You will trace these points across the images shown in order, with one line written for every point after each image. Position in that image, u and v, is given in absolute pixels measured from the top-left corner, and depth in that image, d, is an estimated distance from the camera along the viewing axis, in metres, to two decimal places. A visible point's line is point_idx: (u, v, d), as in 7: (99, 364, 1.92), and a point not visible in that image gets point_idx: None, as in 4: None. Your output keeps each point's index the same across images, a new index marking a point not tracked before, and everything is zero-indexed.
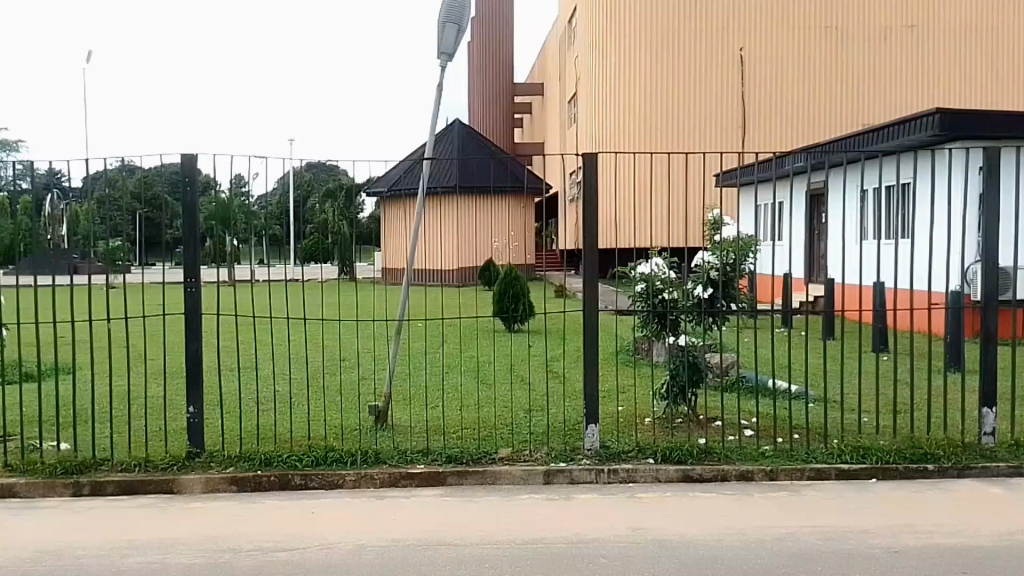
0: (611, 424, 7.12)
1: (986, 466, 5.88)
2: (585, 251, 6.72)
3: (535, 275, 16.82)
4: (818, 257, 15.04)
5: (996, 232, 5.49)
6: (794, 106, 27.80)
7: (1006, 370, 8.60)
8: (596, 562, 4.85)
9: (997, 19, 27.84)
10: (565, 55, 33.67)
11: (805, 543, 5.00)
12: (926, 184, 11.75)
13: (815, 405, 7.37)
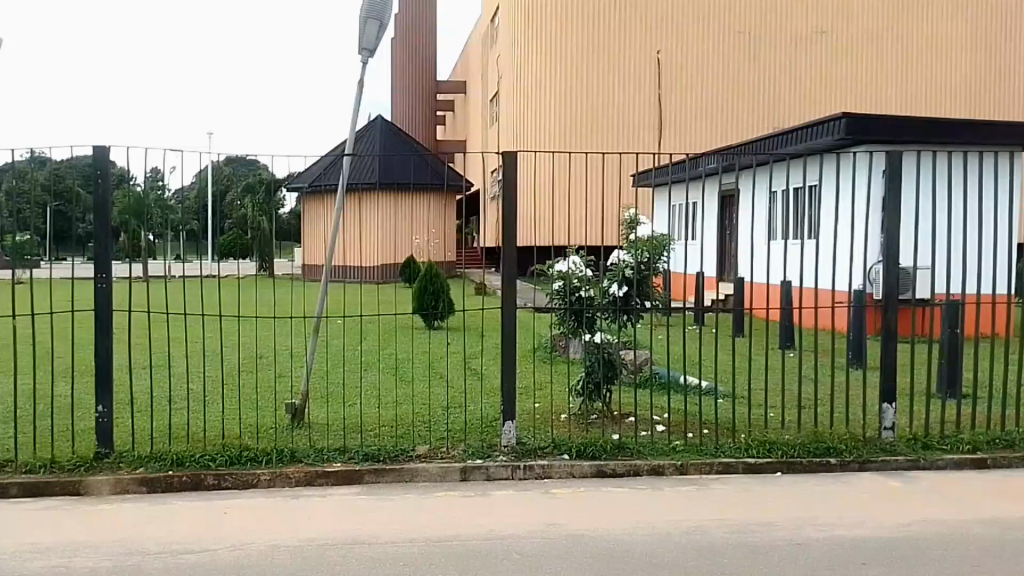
0: (528, 421, 7.16)
1: (884, 460, 6.08)
2: (505, 245, 6.37)
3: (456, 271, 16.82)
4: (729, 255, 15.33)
5: (895, 232, 5.58)
6: (710, 105, 28.58)
7: (905, 367, 9.01)
8: (509, 558, 4.82)
9: (907, 23, 29.09)
10: (487, 53, 33.71)
11: (715, 536, 5.08)
12: (829, 187, 12.14)
13: (723, 401, 7.55)
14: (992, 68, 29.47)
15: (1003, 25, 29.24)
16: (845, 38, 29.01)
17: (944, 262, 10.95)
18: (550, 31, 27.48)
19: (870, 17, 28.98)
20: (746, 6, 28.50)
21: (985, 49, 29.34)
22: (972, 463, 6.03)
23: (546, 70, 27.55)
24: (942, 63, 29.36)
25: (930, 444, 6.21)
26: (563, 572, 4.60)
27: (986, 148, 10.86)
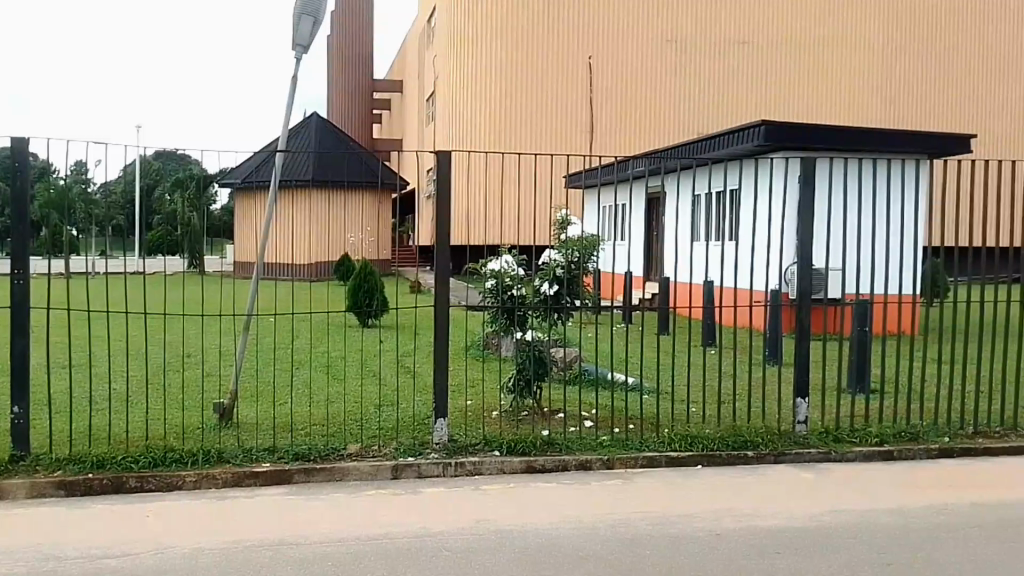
0: (460, 418, 7.23)
1: (799, 452, 6.33)
2: (438, 244, 6.38)
3: (390, 271, 16.83)
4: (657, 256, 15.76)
5: (809, 234, 5.81)
6: (642, 110, 29.16)
7: (817, 364, 9.45)
8: (437, 555, 4.86)
9: (829, 35, 30.14)
10: (423, 53, 33.64)
11: (637, 529, 5.23)
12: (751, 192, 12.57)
13: (648, 397, 7.77)
14: (909, 80, 30.78)
15: (918, 36, 30.59)
16: (772, 45, 29.90)
17: (852, 262, 11.45)
18: (483, 32, 27.70)
19: (795, 27, 29.95)
20: (676, 14, 29.13)
21: (902, 59, 30.64)
22: (880, 454, 6.34)
23: (480, 71, 27.75)
24: (863, 71, 30.50)
25: (840, 437, 6.50)
26: (490, 568, 4.66)
27: (897, 154, 11.39)
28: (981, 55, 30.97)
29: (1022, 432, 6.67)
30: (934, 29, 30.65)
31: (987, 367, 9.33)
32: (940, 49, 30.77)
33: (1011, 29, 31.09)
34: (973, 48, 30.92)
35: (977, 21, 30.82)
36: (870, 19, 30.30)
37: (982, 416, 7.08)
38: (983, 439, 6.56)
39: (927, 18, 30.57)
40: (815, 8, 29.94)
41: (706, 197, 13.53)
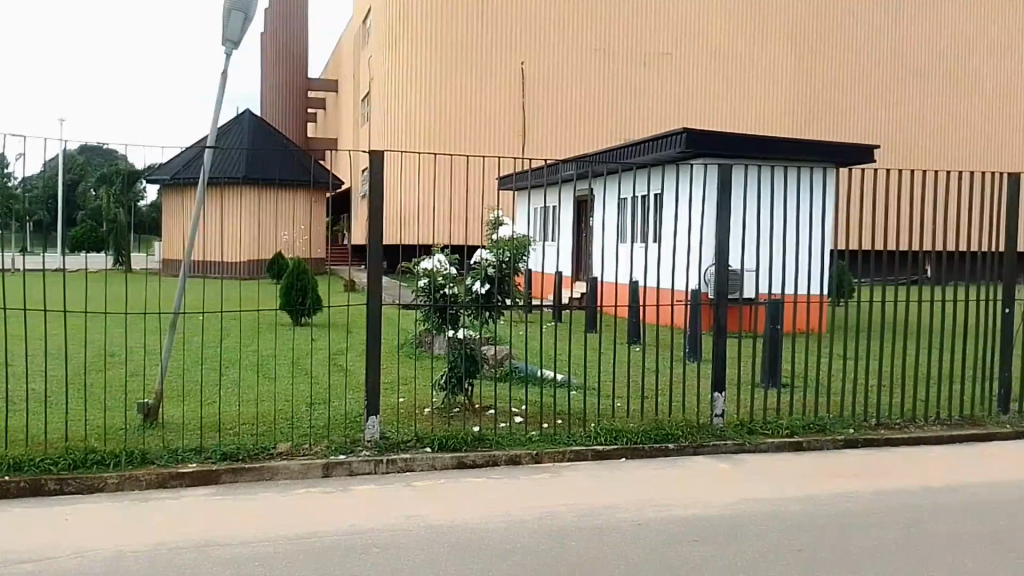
0: (392, 416, 7.29)
1: (716, 444, 6.64)
2: (371, 243, 6.45)
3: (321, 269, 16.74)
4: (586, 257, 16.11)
5: (726, 237, 6.11)
6: (573, 115, 29.66)
7: (734, 360, 9.90)
8: (366, 551, 4.93)
9: (752, 48, 31.18)
10: (357, 53, 33.43)
11: (563, 521, 5.40)
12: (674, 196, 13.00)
13: (575, 393, 8.01)
14: (828, 92, 32.10)
15: (836, 50, 31.95)
16: (699, 55, 30.79)
17: (768, 265, 11.98)
18: (416, 34, 27.73)
19: (721, 38, 30.92)
20: (606, 23, 29.73)
21: (822, 72, 31.95)
22: (791, 446, 6.69)
23: (414, 72, 27.77)
24: (786, 83, 31.67)
25: (754, 430, 6.83)
26: (419, 562, 4.76)
27: (810, 162, 11.97)
28: (895, 70, 32.51)
29: (919, 423, 7.14)
30: (850, 44, 32.07)
31: (887, 360, 9.94)
32: (857, 63, 32.21)
33: (922, 46, 32.75)
34: (886, 62, 32.47)
35: (890, 37, 32.37)
36: (792, 33, 31.50)
37: (884, 408, 7.53)
38: (884, 430, 6.99)
39: (844, 34, 31.97)
40: (739, 21, 30.97)
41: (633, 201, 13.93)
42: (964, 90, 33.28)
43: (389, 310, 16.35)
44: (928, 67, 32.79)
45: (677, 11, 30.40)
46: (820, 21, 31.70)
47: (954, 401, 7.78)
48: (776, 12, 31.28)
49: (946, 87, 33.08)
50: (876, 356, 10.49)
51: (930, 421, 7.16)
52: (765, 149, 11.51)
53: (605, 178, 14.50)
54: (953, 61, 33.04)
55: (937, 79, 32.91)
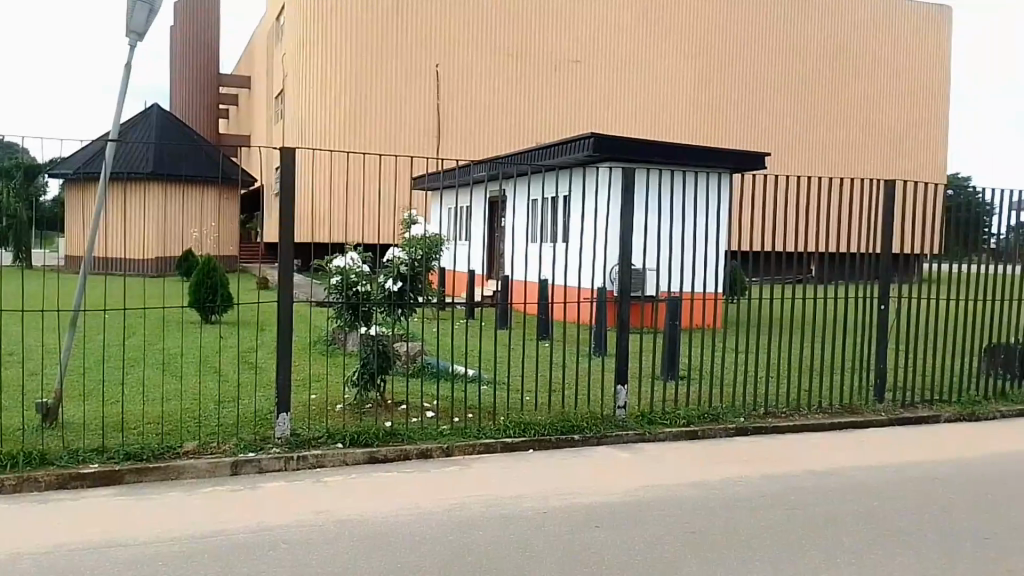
0: (303, 412, 7.30)
1: (618, 434, 6.94)
2: (282, 239, 6.45)
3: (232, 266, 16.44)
4: (498, 255, 16.37)
5: (629, 236, 6.39)
6: (489, 121, 30.15)
7: (634, 355, 10.36)
8: (274, 548, 4.94)
9: (660, 61, 32.36)
10: (271, 51, 32.88)
11: (471, 511, 5.55)
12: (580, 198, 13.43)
13: (486, 388, 8.21)
14: (734, 105, 33.50)
15: (741, 63, 33.39)
16: (611, 65, 31.73)
17: (668, 265, 12.56)
18: (332, 34, 27.51)
19: (633, 49, 31.96)
20: (520, 32, 30.33)
21: (729, 86, 33.30)
22: (687, 434, 7.06)
23: (330, 72, 27.53)
24: (693, 93, 32.96)
25: (654, 420, 7.16)
26: (328, 557, 4.81)
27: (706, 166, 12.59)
28: (796, 85, 34.17)
29: (803, 412, 7.64)
30: (755, 59, 33.55)
31: (775, 351, 10.57)
32: (761, 77, 33.70)
33: (822, 62, 34.49)
34: (789, 76, 34.08)
35: (792, 53, 34.03)
36: (699, 46, 32.78)
37: (772, 397, 8.04)
38: (772, 418, 7.45)
39: (749, 49, 33.44)
40: (648, 33, 32.06)
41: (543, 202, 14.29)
42: (861, 104, 35.14)
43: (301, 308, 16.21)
44: (827, 82, 34.58)
45: (589, 21, 31.27)
46: (726, 35, 33.07)
47: (834, 390, 8.36)
48: (685, 25, 32.49)
49: (844, 101, 34.89)
50: (765, 347, 11.14)
51: (813, 410, 7.68)
52: (664, 152, 12.05)
53: (516, 180, 14.81)
54: (850, 77, 34.86)
55: (835, 93, 34.70)
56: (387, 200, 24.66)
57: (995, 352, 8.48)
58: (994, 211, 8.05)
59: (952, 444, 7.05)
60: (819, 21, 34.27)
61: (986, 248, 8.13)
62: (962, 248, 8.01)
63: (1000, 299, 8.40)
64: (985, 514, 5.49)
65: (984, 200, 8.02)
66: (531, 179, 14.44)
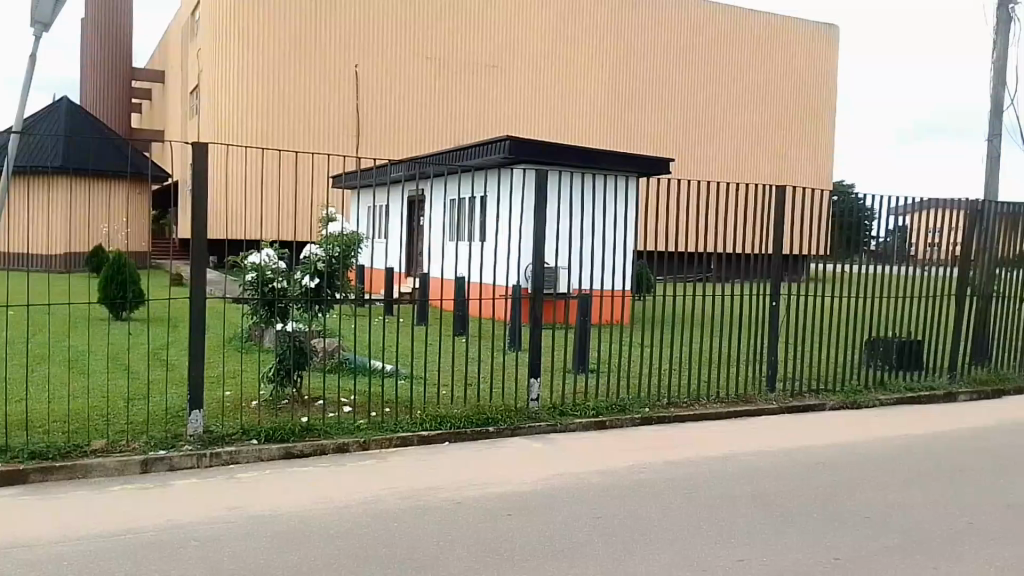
0: (217, 409, 7.27)
1: (531, 425, 7.22)
2: (195, 237, 6.39)
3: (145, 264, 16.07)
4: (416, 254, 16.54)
5: (540, 235, 6.64)
6: (408, 123, 30.22)
7: (549, 348, 10.76)
8: (185, 546, 4.90)
9: (573, 70, 33.24)
10: (185, 47, 32.10)
11: (386, 504, 5.66)
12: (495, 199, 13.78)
13: (403, 382, 8.39)
14: (646, 113, 34.57)
15: (653, 75, 34.58)
16: (526, 73, 32.51)
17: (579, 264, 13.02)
18: (246, 32, 26.96)
19: (546, 58, 32.73)
20: (437, 36, 30.55)
21: (641, 96, 34.43)
22: (596, 424, 7.41)
23: (244, 71, 27.00)
24: (607, 103, 33.92)
25: (565, 411, 7.49)
26: (240, 553, 4.82)
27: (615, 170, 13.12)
28: (705, 96, 35.54)
29: (702, 401, 8.13)
30: (666, 72, 34.77)
31: (681, 344, 11.16)
32: (673, 88, 34.95)
33: (729, 77, 35.97)
34: (698, 89, 35.43)
35: (701, 67, 35.40)
36: (612, 57, 33.81)
37: (676, 387, 8.53)
38: (675, 408, 7.90)
39: (661, 62, 34.65)
40: (561, 42, 32.90)
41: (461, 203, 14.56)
42: (766, 115, 36.77)
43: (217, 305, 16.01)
44: (736, 94, 36.02)
45: (505, 28, 31.86)
46: (638, 48, 34.20)
47: (731, 380, 8.91)
48: (598, 37, 33.47)
49: (751, 112, 36.41)
50: (670, 341, 11.75)
51: (712, 400, 8.19)
52: (575, 154, 12.47)
53: (435, 180, 15.02)
54: (756, 88, 36.42)
55: (743, 104, 36.19)
56: (303, 199, 24.48)
57: (875, 345, 9.23)
58: (873, 215, 8.76)
59: (837, 430, 7.63)
60: (726, 38, 35.74)
61: (866, 249, 8.81)
62: (847, 249, 8.67)
63: (880, 297, 9.14)
64: (863, 494, 5.99)
65: (866, 205, 8.71)
66: (448, 180, 14.69)
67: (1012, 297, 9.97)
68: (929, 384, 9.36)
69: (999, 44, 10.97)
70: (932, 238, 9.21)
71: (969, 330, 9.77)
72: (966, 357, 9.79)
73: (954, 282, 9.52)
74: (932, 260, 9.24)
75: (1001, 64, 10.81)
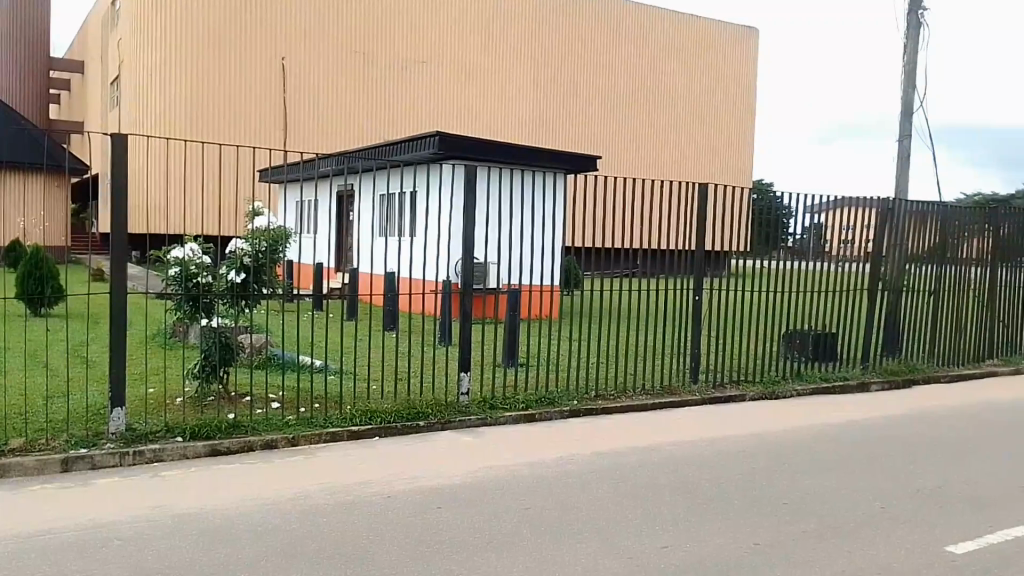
0: (140, 407, 7.12)
1: (461, 419, 7.33)
2: (114, 230, 6.22)
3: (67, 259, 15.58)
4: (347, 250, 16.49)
5: (469, 231, 6.71)
6: (343, 117, 30.04)
7: (477, 343, 10.90)
8: (106, 545, 4.79)
9: (508, 67, 33.49)
10: (106, 36, 31.08)
11: (316, 500, 5.64)
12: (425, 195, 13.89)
13: (332, 378, 8.43)
14: (581, 111, 35.03)
15: (589, 74, 35.09)
16: (463, 70, 32.72)
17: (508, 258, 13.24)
18: (175, 22, 26.35)
19: (479, 54, 32.92)
20: (369, 30, 30.43)
21: (574, 94, 34.89)
22: (525, 417, 7.55)
23: (174, 62, 26.40)
24: (544, 102, 34.33)
25: (495, 405, 7.61)
26: (166, 551, 4.73)
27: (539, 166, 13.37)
28: (638, 93, 36.18)
29: (629, 393, 8.35)
30: (602, 71, 35.28)
31: (606, 336, 11.49)
32: (608, 87, 35.45)
33: (662, 76, 36.67)
34: (633, 88, 36.05)
35: (635, 66, 35.99)
36: (547, 55, 34.17)
37: (603, 379, 8.74)
38: (603, 401, 8.10)
39: (597, 62, 35.19)
40: (494, 38, 33.11)
41: (394, 198, 14.62)
42: (698, 112, 37.61)
43: (141, 302, 15.63)
44: (667, 92, 36.85)
45: (441, 26, 32.03)
46: (574, 48, 34.70)
47: (656, 372, 9.18)
48: (532, 35, 33.81)
49: (682, 109, 37.24)
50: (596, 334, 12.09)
51: (638, 392, 8.42)
52: (504, 149, 12.64)
53: (364, 176, 15.01)
54: (687, 86, 37.26)
55: (674, 102, 37.02)
56: (226, 190, 24.10)
57: (792, 337, 9.58)
58: (790, 213, 9.10)
59: (757, 420, 7.92)
60: (660, 40, 36.52)
61: (784, 246, 9.15)
62: (765, 245, 9.01)
63: (796, 292, 9.50)
64: (782, 480, 6.22)
65: (782, 203, 9.05)
66: (378, 175, 14.73)
67: (920, 291, 10.47)
68: (844, 375, 9.79)
69: (909, 47, 11.46)
70: (845, 235, 9.61)
71: (881, 323, 10.23)
72: (878, 348, 10.24)
73: (867, 277, 9.95)
74: (846, 256, 9.64)
75: (910, 67, 11.30)
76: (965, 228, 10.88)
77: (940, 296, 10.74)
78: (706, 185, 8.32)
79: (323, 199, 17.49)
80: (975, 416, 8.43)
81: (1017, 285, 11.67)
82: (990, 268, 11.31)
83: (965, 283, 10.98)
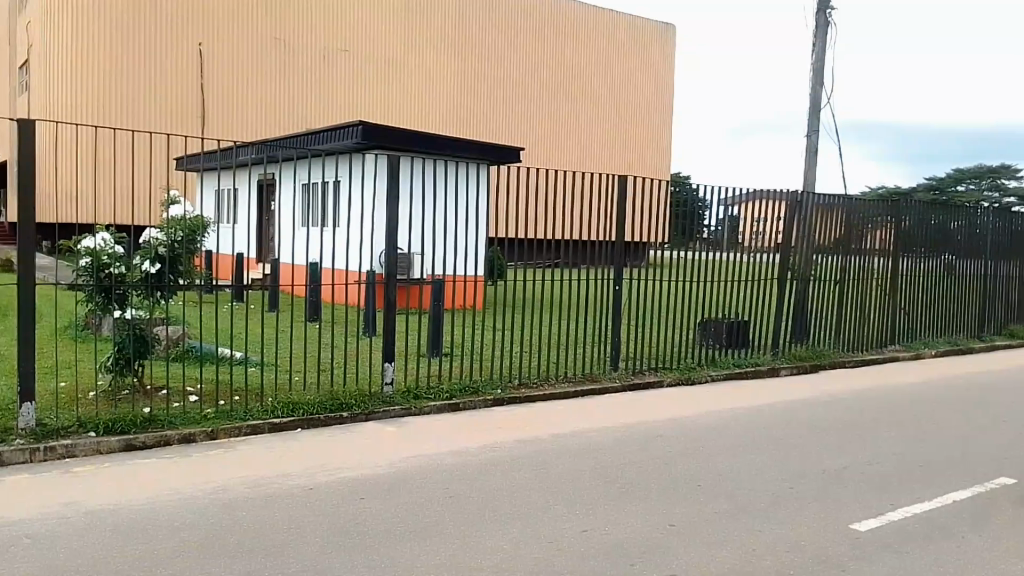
0: (50, 402, 6.90)
1: (385, 409, 7.35)
2: (22, 219, 5.98)
3: None
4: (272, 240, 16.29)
5: (393, 222, 6.70)
6: (266, 106, 29.56)
7: (398, 332, 11.03)
8: (15, 545, 4.64)
9: (436, 59, 33.56)
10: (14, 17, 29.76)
11: (235, 493, 5.57)
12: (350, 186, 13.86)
13: (253, 370, 8.41)
14: (510, 102, 35.26)
15: (518, 67, 35.35)
16: (392, 61, 32.60)
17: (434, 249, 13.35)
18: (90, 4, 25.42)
19: (407, 44, 32.82)
20: (293, 17, 29.93)
21: (504, 87, 35.12)
22: (450, 406, 7.63)
23: (89, 47, 25.50)
24: (472, 95, 34.56)
25: (419, 395, 7.67)
26: (77, 549, 4.60)
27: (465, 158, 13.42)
28: (566, 85, 36.61)
29: (551, 381, 8.53)
30: (531, 64, 35.60)
31: (527, 327, 11.77)
32: (536, 79, 35.77)
33: (588, 69, 37.18)
34: (560, 80, 36.47)
35: (562, 59, 36.41)
36: (474, 48, 34.42)
37: (526, 368, 8.89)
38: (526, 389, 8.24)
39: (526, 56, 35.48)
40: (422, 29, 33.08)
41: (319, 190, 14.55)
42: (622, 105, 38.33)
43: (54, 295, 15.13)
44: (594, 84, 37.39)
45: (368, 16, 31.84)
46: (503, 41, 34.92)
47: (577, 361, 9.38)
48: (460, 28, 33.97)
49: (607, 101, 37.85)
50: (517, 323, 12.33)
51: (561, 380, 8.61)
52: (425, 141, 12.72)
53: (288, 166, 14.89)
54: (613, 79, 37.93)
55: (600, 94, 37.58)
56: (143, 178, 23.52)
57: (706, 326, 9.87)
58: (706, 205, 9.37)
59: (676, 406, 8.17)
60: (587, 35, 36.99)
61: (701, 237, 9.44)
62: (681, 237, 9.27)
63: (710, 281, 9.81)
64: (698, 463, 6.44)
65: (699, 196, 9.33)
66: (300, 165, 14.63)
67: (827, 280, 10.93)
68: (755, 361, 10.17)
69: (816, 46, 11.91)
70: (757, 227, 10.00)
71: (790, 311, 10.63)
72: (787, 335, 10.65)
73: (778, 266, 10.34)
74: (757, 247, 10.01)
75: (817, 65, 11.73)
76: (868, 221, 11.40)
77: (846, 286, 11.23)
78: (625, 176, 8.54)
79: (243, 187, 17.21)
80: (874, 398, 8.92)
81: (916, 274, 12.25)
82: (892, 259, 11.87)
83: (868, 273, 11.49)
